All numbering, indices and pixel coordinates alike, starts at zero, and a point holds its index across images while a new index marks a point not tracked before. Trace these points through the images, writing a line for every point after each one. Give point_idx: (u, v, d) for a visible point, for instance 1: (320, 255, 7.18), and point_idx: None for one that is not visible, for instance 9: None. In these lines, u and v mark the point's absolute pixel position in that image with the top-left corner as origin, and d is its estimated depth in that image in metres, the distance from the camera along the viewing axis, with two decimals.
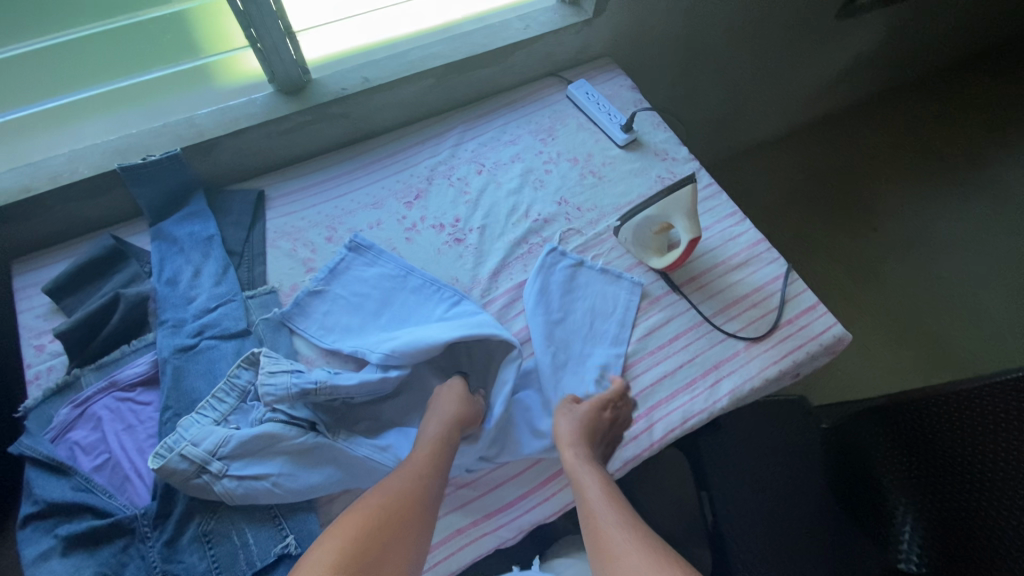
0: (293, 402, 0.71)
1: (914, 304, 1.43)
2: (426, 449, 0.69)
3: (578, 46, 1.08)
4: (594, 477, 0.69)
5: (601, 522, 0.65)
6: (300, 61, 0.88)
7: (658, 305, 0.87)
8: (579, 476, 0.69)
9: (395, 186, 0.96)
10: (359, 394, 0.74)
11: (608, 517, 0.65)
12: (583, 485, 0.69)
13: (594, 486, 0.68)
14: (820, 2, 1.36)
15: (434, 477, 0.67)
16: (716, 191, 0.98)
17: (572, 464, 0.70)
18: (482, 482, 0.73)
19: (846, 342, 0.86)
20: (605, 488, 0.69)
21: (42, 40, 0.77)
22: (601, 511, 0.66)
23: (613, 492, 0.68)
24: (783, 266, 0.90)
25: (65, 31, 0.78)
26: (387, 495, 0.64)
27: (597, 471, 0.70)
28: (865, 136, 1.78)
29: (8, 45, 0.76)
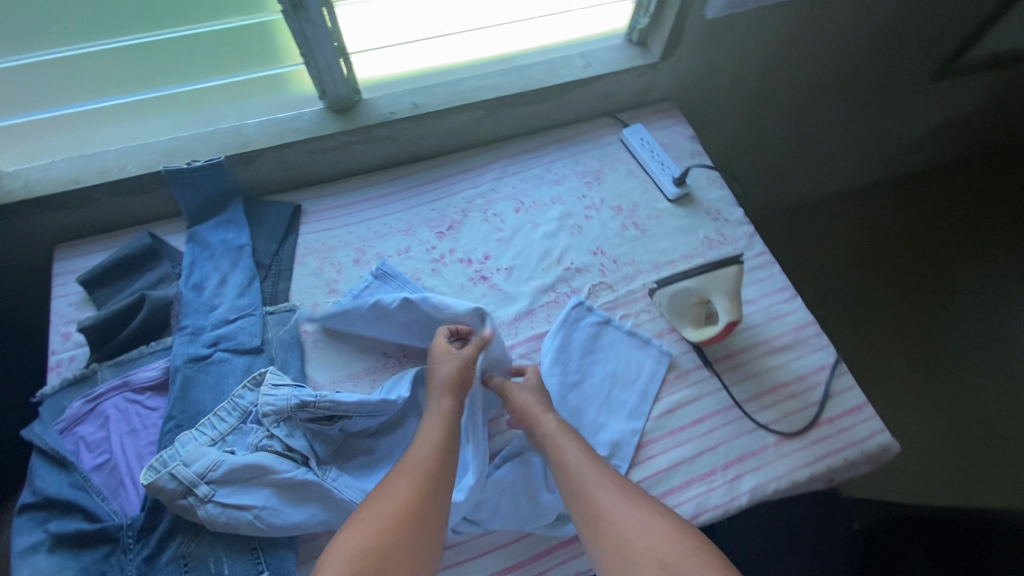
0: (293, 415, 0.72)
1: (979, 395, 1.31)
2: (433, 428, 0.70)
3: (640, 88, 1.03)
4: (572, 443, 0.70)
5: (583, 483, 0.66)
6: (352, 81, 0.88)
7: (685, 380, 0.81)
8: (557, 442, 0.70)
9: (430, 215, 0.93)
10: (360, 418, 0.73)
11: (588, 476, 0.66)
12: (562, 451, 0.69)
13: (572, 447, 0.69)
14: (914, 60, 1.25)
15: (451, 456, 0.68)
16: (769, 261, 0.91)
17: (550, 431, 0.71)
18: (468, 546, 0.69)
19: (893, 453, 0.77)
20: (581, 447, 0.70)
21: (102, 43, 0.75)
22: (583, 471, 0.67)
23: (590, 452, 0.70)
24: (832, 356, 0.83)
25: (125, 36, 0.75)
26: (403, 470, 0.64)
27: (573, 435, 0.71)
28: (950, 203, 1.63)
29: (65, 44, 0.74)
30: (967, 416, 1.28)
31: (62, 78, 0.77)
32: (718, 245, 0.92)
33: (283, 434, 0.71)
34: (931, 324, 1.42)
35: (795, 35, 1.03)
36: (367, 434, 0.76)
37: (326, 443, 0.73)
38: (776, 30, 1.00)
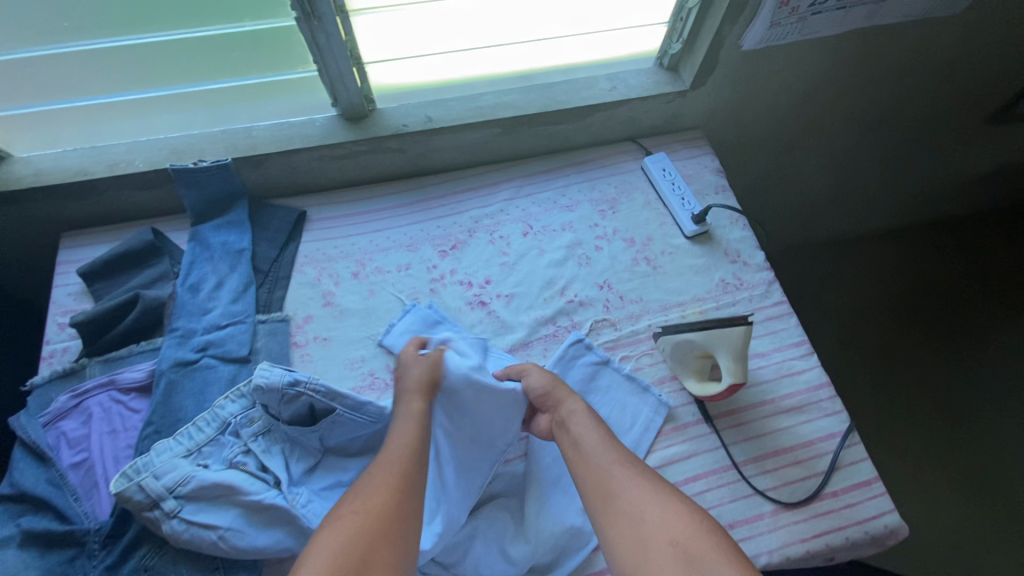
0: (278, 412, 0.72)
1: (1009, 460, 1.22)
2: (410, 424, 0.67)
3: (667, 115, 0.98)
4: (590, 426, 0.68)
5: (599, 465, 0.64)
6: (365, 90, 0.85)
7: (682, 434, 0.76)
8: (575, 425, 0.69)
9: (435, 231, 0.91)
10: (344, 413, 0.72)
11: (606, 458, 0.65)
12: (578, 432, 0.68)
13: (590, 429, 0.68)
14: (971, 102, 1.17)
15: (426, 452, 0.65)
16: (787, 312, 0.85)
17: (566, 413, 0.70)
18: None
19: (901, 537, 0.71)
20: (601, 429, 0.68)
21: (108, 40, 0.73)
22: (599, 453, 0.65)
23: (608, 434, 0.68)
24: (844, 423, 0.77)
25: (133, 34, 0.73)
26: (389, 458, 0.63)
27: (589, 418, 0.70)
28: (998, 249, 1.52)
29: (76, 40, 0.73)
30: (993, 481, 1.19)
31: (70, 71, 0.76)
32: (733, 289, 0.87)
33: (258, 453, 0.70)
34: (961, 379, 1.33)
35: (840, 70, 0.96)
36: (345, 457, 0.74)
37: (301, 464, 0.72)
38: (820, 64, 0.94)
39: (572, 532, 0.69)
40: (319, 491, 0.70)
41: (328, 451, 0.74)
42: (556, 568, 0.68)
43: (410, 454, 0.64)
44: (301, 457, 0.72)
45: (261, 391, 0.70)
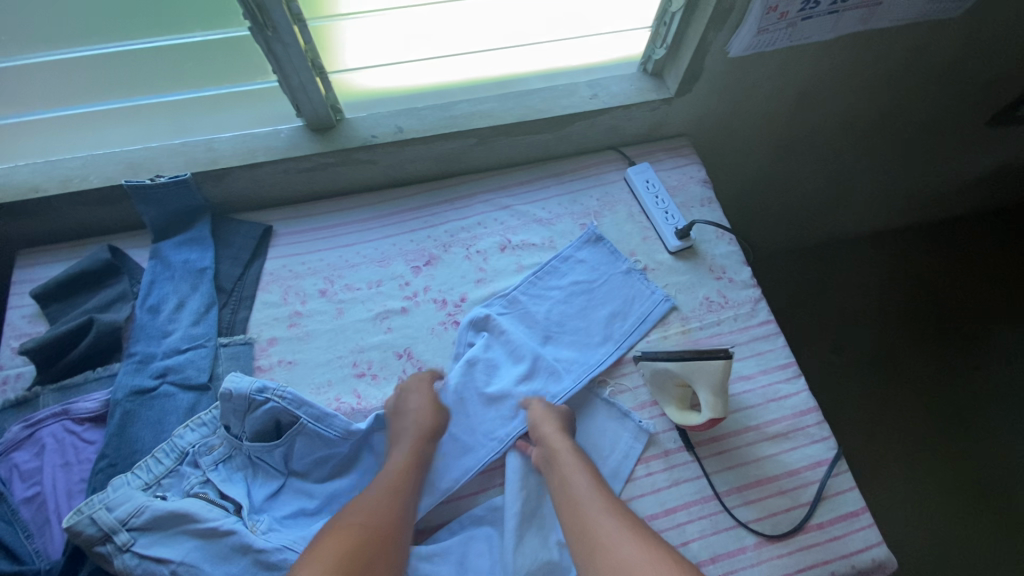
0: (241, 432, 0.69)
1: (1001, 474, 1.21)
2: (401, 464, 0.66)
3: (652, 123, 0.93)
4: (580, 468, 0.67)
5: (586, 508, 0.62)
6: (331, 100, 0.81)
7: (663, 463, 0.73)
8: (564, 464, 0.67)
9: (408, 246, 0.87)
10: (308, 424, 0.69)
11: (595, 502, 0.63)
12: (567, 470, 0.66)
13: (580, 470, 0.66)
14: (971, 105, 1.12)
15: (412, 490, 0.65)
16: (773, 332, 0.82)
17: (560, 450, 0.68)
18: None
19: (889, 570, 0.68)
20: (592, 475, 0.66)
21: (49, 53, 0.69)
22: (588, 502, 0.63)
23: (597, 477, 0.66)
24: (831, 450, 0.74)
25: (74, 46, 0.69)
26: (381, 496, 0.62)
27: (580, 457, 0.68)
28: (996, 253, 1.49)
29: (17, 54, 0.69)
30: (984, 493, 1.19)
31: (13, 86, 0.71)
32: (718, 308, 0.83)
33: (218, 482, 0.66)
34: (956, 388, 1.31)
35: (834, 74, 0.92)
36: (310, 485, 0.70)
37: (263, 489, 0.68)
38: (811, 70, 0.89)
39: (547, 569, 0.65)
40: (282, 518, 0.66)
41: (295, 474, 0.70)
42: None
43: (390, 493, 0.63)
44: (263, 481, 0.68)
45: (227, 399, 0.67)
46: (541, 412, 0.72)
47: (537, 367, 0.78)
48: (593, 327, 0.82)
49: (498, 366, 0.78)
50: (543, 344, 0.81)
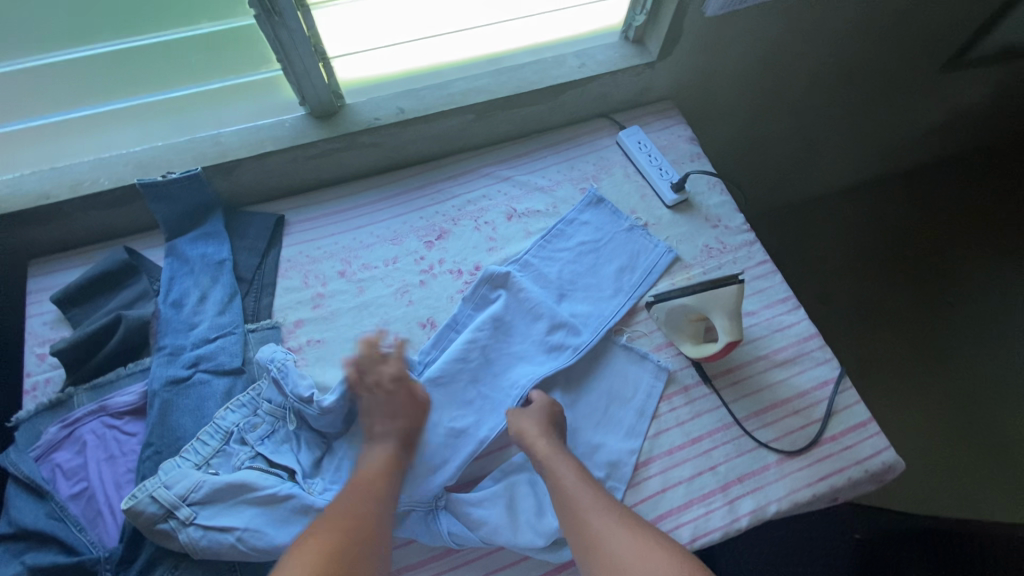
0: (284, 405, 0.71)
1: (985, 391, 1.30)
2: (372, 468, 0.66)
3: (637, 88, 0.99)
4: (567, 466, 0.67)
5: (578, 507, 0.64)
6: (333, 86, 0.84)
7: (684, 397, 0.78)
8: (552, 467, 0.67)
9: (418, 223, 0.90)
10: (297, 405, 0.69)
11: (584, 500, 0.65)
12: (554, 472, 0.67)
13: (568, 470, 0.67)
14: (924, 54, 1.21)
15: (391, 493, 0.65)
16: (771, 270, 0.88)
17: (546, 454, 0.68)
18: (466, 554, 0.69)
19: (897, 471, 0.75)
20: (578, 470, 0.68)
21: (58, 54, 0.71)
22: (579, 499, 0.65)
23: (581, 472, 0.68)
24: (836, 369, 0.80)
25: (82, 45, 0.71)
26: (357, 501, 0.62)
27: (565, 455, 0.68)
28: (954, 197, 1.62)
29: (24, 57, 0.70)
30: (971, 408, 1.28)
31: (22, 91, 0.73)
32: (718, 253, 0.89)
33: (266, 453, 0.68)
34: (936, 320, 1.41)
35: (801, 30, 0.99)
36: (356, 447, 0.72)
37: (310, 454, 0.70)
38: (781, 27, 0.96)
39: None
40: (333, 477, 0.69)
41: (338, 436, 0.72)
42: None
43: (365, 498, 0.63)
44: (307, 447, 0.71)
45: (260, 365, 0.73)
46: (526, 416, 0.71)
47: (556, 321, 0.81)
48: (604, 282, 0.86)
49: (521, 324, 0.82)
50: (560, 300, 0.85)
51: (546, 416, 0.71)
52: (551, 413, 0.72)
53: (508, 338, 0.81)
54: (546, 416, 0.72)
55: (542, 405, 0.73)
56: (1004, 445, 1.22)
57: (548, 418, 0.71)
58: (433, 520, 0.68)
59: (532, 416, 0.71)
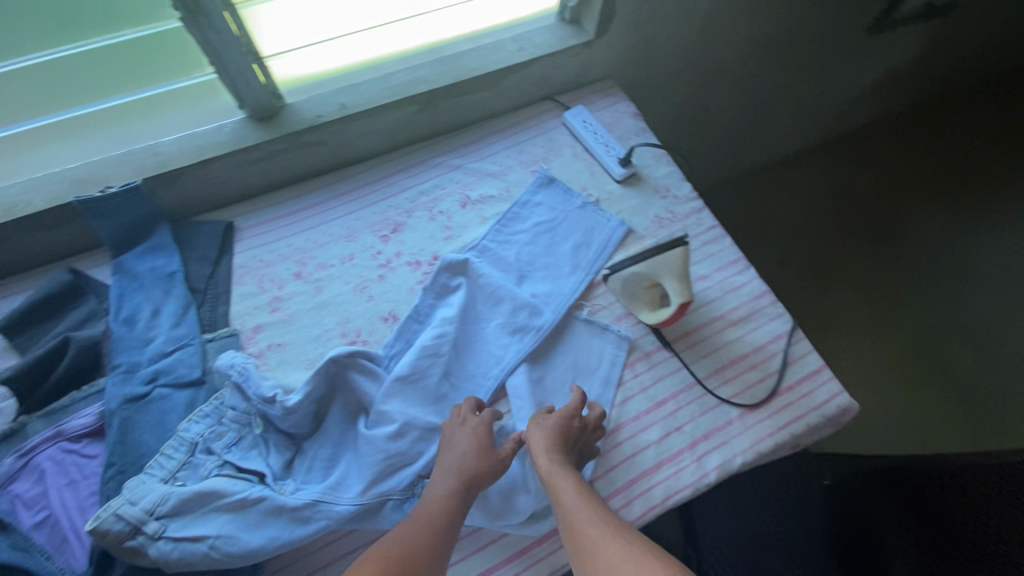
0: (249, 410, 0.71)
1: (934, 339, 1.41)
2: (439, 492, 0.65)
3: (578, 68, 1.00)
4: (570, 482, 0.65)
5: (576, 521, 0.62)
6: (271, 86, 0.82)
7: (647, 363, 0.80)
8: (554, 481, 0.65)
9: (372, 218, 0.90)
10: (261, 407, 0.69)
11: (583, 513, 0.62)
12: (554, 487, 0.65)
13: (569, 484, 0.65)
14: (853, 17, 1.27)
15: (450, 522, 0.63)
16: (720, 234, 0.90)
17: (547, 470, 0.66)
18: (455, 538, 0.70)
19: (852, 413, 0.78)
20: (578, 483, 0.65)
21: None
22: (578, 514, 0.62)
23: (584, 488, 0.65)
24: (789, 322, 0.83)
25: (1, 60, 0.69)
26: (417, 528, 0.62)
27: (569, 471, 0.66)
28: (891, 157, 1.72)
29: None
30: (923, 355, 1.38)
31: None
32: (669, 223, 0.91)
33: (235, 459, 0.68)
34: (884, 277, 1.51)
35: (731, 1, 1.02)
36: (327, 443, 0.71)
37: (280, 457, 0.70)
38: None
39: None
40: (305, 476, 0.69)
41: (307, 437, 0.72)
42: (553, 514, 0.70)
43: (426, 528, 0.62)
44: (277, 450, 0.70)
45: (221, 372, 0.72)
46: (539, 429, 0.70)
47: (517, 302, 0.82)
48: (562, 261, 0.87)
49: (484, 308, 0.83)
50: (520, 282, 0.86)
51: (561, 427, 0.69)
52: (568, 423, 0.69)
53: (470, 322, 0.82)
54: (553, 426, 0.69)
55: (560, 417, 0.70)
56: (955, 384, 1.33)
57: (564, 428, 0.69)
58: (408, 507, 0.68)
59: (542, 430, 0.69)
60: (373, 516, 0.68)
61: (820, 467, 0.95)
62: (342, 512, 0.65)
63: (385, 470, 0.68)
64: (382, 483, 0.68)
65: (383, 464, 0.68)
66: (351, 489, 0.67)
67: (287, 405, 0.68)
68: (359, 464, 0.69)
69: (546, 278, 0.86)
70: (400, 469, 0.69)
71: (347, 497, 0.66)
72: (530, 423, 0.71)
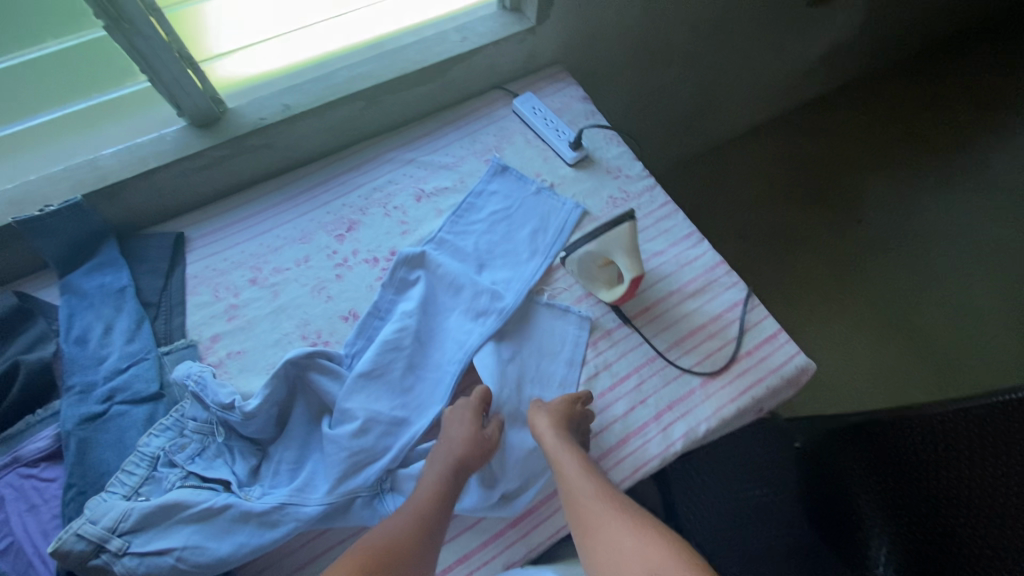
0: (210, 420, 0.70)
1: (895, 299, 1.45)
2: (433, 482, 0.66)
3: (524, 55, 1.00)
4: (573, 459, 0.66)
5: (580, 497, 0.64)
6: (210, 91, 0.81)
7: (609, 340, 0.81)
8: (557, 458, 0.66)
9: (326, 218, 0.89)
10: (219, 416, 0.68)
11: (586, 489, 0.64)
12: (559, 462, 0.66)
13: (573, 462, 0.66)
14: None
15: (444, 510, 0.65)
16: (673, 209, 0.92)
17: (551, 448, 0.67)
18: None
19: (810, 373, 0.80)
20: (580, 457, 0.67)
21: None
22: (583, 489, 0.64)
23: (587, 463, 0.67)
24: (743, 290, 0.85)
25: None
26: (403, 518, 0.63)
27: (575, 446, 0.67)
28: (843, 126, 1.76)
29: None
30: (885, 316, 1.43)
31: None
32: (623, 202, 0.92)
33: (198, 469, 0.67)
34: (844, 243, 1.55)
35: None
36: (293, 446, 0.71)
37: (245, 464, 0.69)
38: None
39: (529, 454, 0.72)
40: (272, 481, 0.68)
41: (273, 442, 0.72)
42: (525, 491, 0.71)
43: (414, 519, 0.63)
44: (242, 457, 0.70)
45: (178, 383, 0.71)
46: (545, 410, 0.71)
47: (477, 291, 0.82)
48: (520, 247, 0.88)
49: (444, 300, 0.83)
50: (480, 271, 0.86)
51: (565, 407, 0.71)
52: (572, 406, 0.71)
53: (431, 314, 0.82)
54: (563, 411, 0.70)
55: (563, 402, 0.72)
56: (916, 341, 1.39)
57: (568, 408, 0.71)
58: (378, 503, 0.69)
59: (547, 413, 0.71)
60: (343, 514, 0.68)
61: (791, 430, 0.91)
62: (310, 512, 0.65)
63: (352, 467, 0.68)
64: (351, 481, 0.68)
65: (349, 461, 0.68)
66: (317, 489, 0.67)
67: (246, 410, 0.67)
68: (326, 464, 0.69)
69: (505, 265, 0.86)
70: (368, 466, 0.69)
71: (314, 497, 0.66)
72: (531, 408, 0.73)
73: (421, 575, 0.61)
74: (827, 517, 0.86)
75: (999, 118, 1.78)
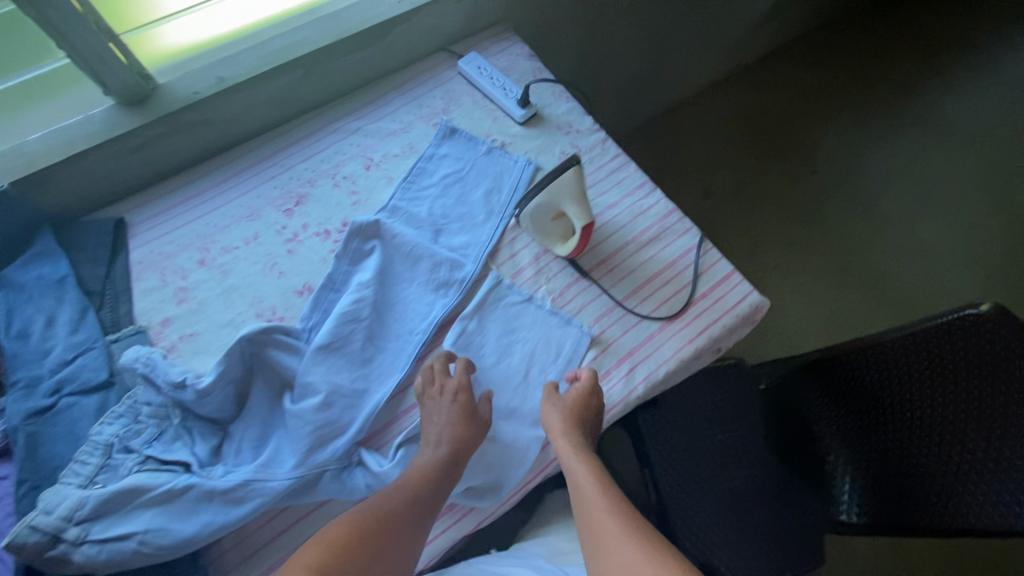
0: (164, 403, 0.67)
1: (851, 244, 1.49)
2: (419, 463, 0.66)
3: (466, 15, 0.99)
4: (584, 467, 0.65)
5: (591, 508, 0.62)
6: (136, 67, 0.78)
7: (568, 294, 0.81)
8: (570, 465, 0.66)
9: (272, 193, 0.87)
10: (173, 397, 0.67)
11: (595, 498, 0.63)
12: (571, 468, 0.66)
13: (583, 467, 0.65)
14: None
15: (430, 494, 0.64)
16: (625, 161, 0.92)
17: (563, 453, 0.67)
18: None
19: (764, 310, 0.82)
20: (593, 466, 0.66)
21: None
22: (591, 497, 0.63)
23: (602, 477, 0.66)
24: (696, 236, 0.86)
25: None
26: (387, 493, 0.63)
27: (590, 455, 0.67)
28: (796, 77, 1.78)
29: None
30: (841, 261, 1.47)
31: None
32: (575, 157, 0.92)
33: (157, 451, 0.65)
34: (801, 193, 1.58)
35: None
36: (254, 423, 0.70)
37: (206, 443, 0.68)
38: None
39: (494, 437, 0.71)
40: (235, 460, 0.67)
41: (232, 421, 0.71)
42: (496, 486, 0.70)
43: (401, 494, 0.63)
44: (202, 438, 0.68)
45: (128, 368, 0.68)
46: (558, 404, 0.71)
47: (433, 255, 0.81)
48: (475, 210, 0.87)
49: (401, 269, 0.81)
50: (435, 236, 0.85)
51: (580, 399, 0.70)
52: (588, 401, 0.70)
53: (389, 283, 0.80)
54: (576, 410, 0.69)
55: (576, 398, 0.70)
56: (874, 285, 1.43)
57: (582, 403, 0.70)
58: (347, 476, 0.68)
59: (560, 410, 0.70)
60: (312, 488, 0.67)
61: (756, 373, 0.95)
62: (276, 487, 0.64)
63: (318, 440, 0.67)
64: (318, 455, 0.67)
65: (314, 435, 0.67)
66: (282, 463, 0.66)
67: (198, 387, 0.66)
68: (289, 439, 0.68)
69: (461, 228, 0.85)
70: (334, 438, 0.68)
71: (280, 472, 0.65)
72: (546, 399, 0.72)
73: (399, 536, 0.60)
74: (794, 446, 0.89)
75: (942, 62, 1.82)
